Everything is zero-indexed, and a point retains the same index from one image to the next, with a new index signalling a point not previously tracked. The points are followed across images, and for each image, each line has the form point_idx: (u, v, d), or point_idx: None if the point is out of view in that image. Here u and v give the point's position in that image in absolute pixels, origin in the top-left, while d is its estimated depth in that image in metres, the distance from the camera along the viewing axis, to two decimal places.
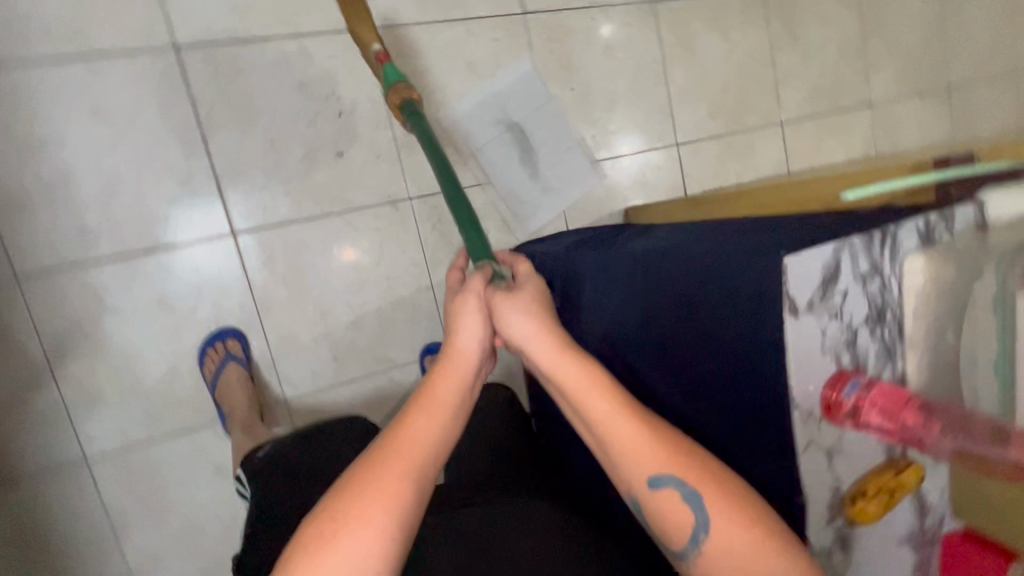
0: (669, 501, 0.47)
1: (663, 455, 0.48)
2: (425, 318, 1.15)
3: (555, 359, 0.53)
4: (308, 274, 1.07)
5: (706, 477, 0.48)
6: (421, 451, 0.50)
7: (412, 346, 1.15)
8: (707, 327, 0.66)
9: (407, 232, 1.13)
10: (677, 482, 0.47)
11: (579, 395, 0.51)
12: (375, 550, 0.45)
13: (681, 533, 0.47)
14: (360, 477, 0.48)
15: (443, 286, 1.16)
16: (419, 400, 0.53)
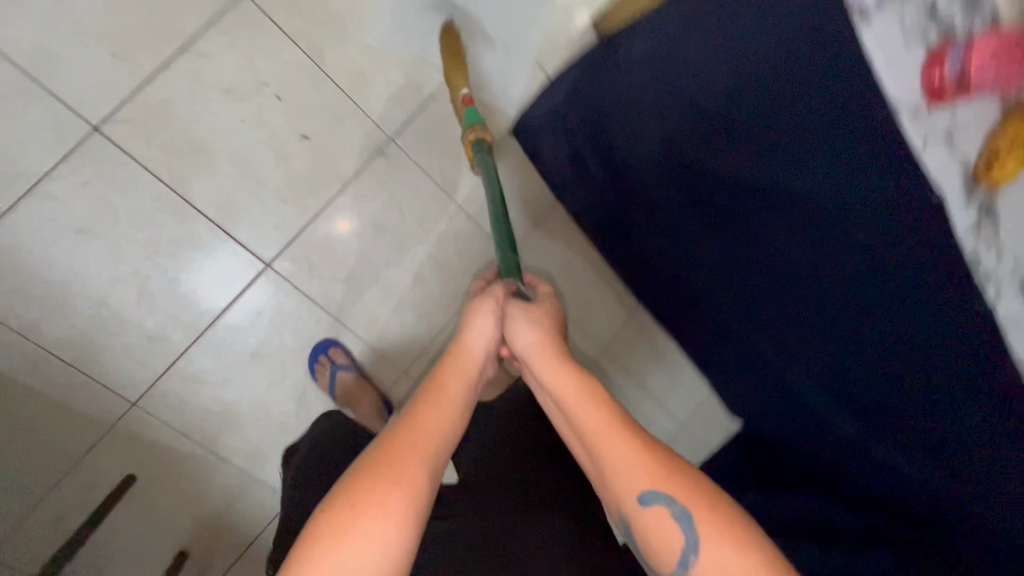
0: (657, 517, 0.52)
1: (651, 472, 0.54)
2: (471, 238, 1.15)
3: (553, 369, 0.66)
4: (352, 260, 1.08)
5: (685, 484, 0.53)
6: (429, 441, 0.58)
7: (475, 269, 1.17)
8: (747, 106, 0.84)
9: (409, 172, 1.09)
10: (667, 500, 0.52)
11: (578, 405, 0.61)
12: (388, 529, 0.50)
13: (667, 548, 0.51)
14: (380, 456, 0.55)
15: (469, 202, 1.14)
16: (430, 393, 0.63)
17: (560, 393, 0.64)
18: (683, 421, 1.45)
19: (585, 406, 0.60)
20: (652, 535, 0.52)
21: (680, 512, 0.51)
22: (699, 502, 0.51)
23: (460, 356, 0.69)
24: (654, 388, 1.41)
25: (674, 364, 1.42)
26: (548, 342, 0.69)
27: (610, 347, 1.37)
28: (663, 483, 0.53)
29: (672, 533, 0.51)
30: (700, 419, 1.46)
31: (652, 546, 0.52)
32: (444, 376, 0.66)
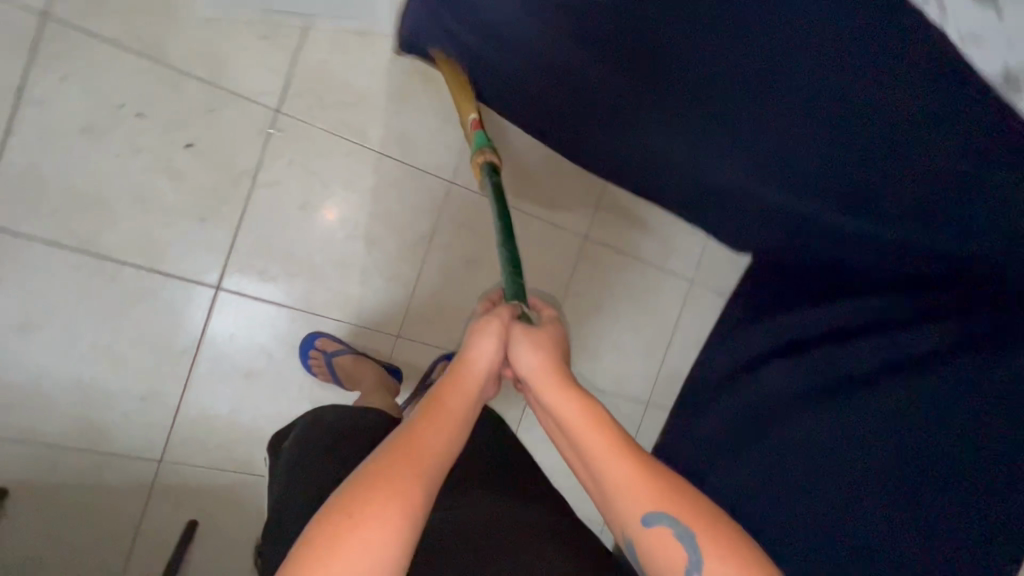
0: (661, 537, 0.59)
1: (656, 496, 0.60)
2: (406, 180, 1.08)
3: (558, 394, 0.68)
4: (298, 249, 1.03)
5: (683, 504, 0.60)
6: (431, 463, 0.59)
7: (425, 209, 1.10)
8: None
9: (313, 140, 1.01)
10: (670, 522, 0.59)
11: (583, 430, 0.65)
12: (388, 547, 0.53)
13: (671, 564, 0.58)
14: (378, 472, 0.57)
15: (388, 142, 1.06)
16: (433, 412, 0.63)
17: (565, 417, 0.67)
18: (690, 275, 1.42)
19: (591, 434, 0.64)
20: (656, 552, 0.59)
21: (684, 533, 0.58)
22: (700, 526, 0.59)
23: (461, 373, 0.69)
24: (650, 255, 1.37)
25: (659, 224, 1.37)
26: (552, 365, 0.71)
27: (592, 233, 1.31)
28: (668, 508, 0.59)
29: (676, 553, 0.58)
30: (705, 266, 1.43)
31: (654, 562, 0.60)
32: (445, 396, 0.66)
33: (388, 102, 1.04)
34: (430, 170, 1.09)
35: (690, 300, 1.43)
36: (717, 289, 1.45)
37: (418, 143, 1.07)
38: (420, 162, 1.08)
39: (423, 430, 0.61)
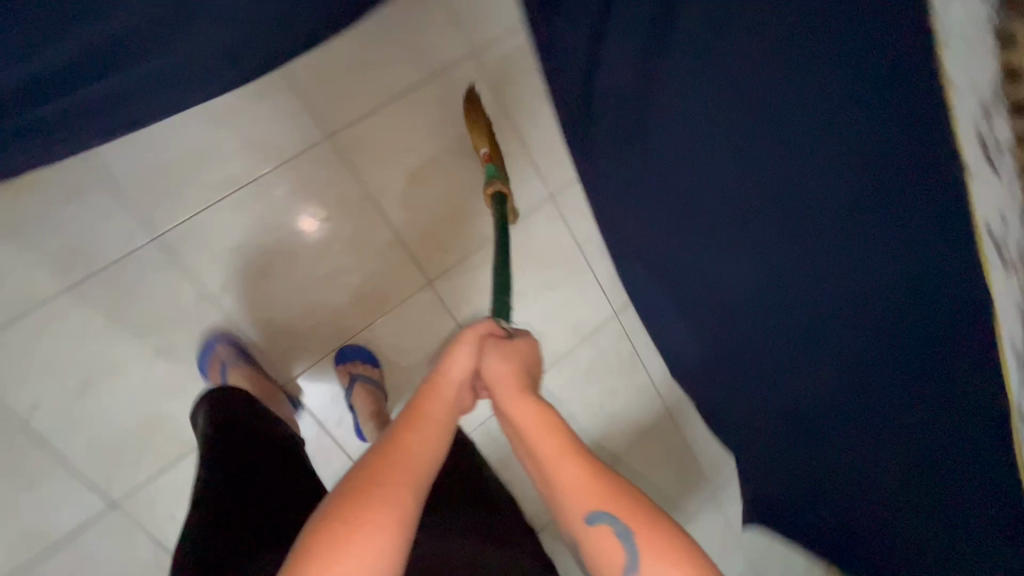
0: (602, 535, 0.57)
1: (602, 494, 0.58)
2: (126, 278, 0.93)
3: (520, 399, 0.66)
4: (122, 419, 0.94)
5: (619, 497, 0.58)
6: (421, 475, 0.57)
7: (173, 280, 0.95)
8: None
9: (15, 340, 0.89)
10: (611, 517, 0.57)
11: (538, 433, 0.62)
12: (378, 560, 0.50)
13: (611, 561, 0.56)
14: (366, 482, 0.54)
15: (70, 269, 0.90)
16: (421, 421, 0.61)
17: (525, 421, 0.64)
18: (465, 51, 1.11)
19: (549, 438, 0.62)
20: (599, 551, 0.57)
21: (626, 531, 0.56)
22: (644, 525, 0.56)
23: (439, 384, 0.66)
24: (409, 79, 1.08)
25: (381, 43, 1.05)
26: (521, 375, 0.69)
27: (336, 129, 1.03)
28: (610, 505, 0.57)
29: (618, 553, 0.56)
30: (473, 28, 1.11)
31: (597, 562, 0.58)
32: (426, 404, 0.63)
33: (20, 244, 0.89)
34: (133, 248, 0.93)
35: (491, 73, 1.14)
36: (504, 34, 1.14)
37: (87, 242, 0.91)
38: (112, 255, 0.92)
39: (409, 436, 0.59)
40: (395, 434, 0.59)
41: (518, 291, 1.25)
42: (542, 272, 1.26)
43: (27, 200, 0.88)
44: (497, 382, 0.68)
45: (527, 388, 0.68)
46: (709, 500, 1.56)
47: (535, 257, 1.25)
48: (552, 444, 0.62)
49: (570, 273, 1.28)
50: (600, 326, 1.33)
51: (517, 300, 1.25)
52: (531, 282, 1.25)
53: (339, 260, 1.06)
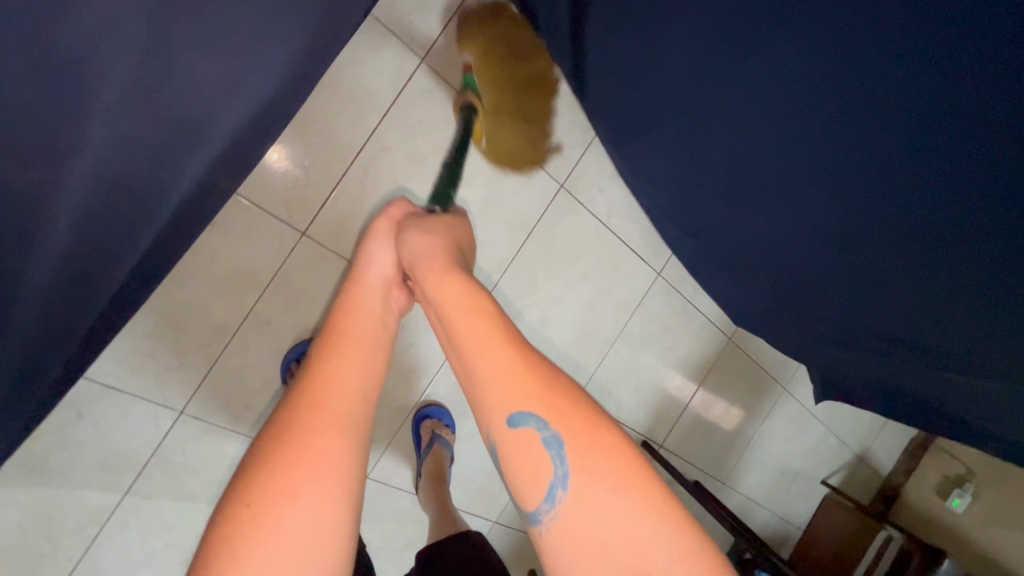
0: (525, 443, 0.48)
1: (529, 391, 0.49)
2: (177, 463, 0.87)
3: (443, 278, 0.59)
4: None
5: (550, 396, 0.49)
6: (352, 408, 0.50)
7: (222, 444, 0.90)
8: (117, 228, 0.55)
9: (103, 558, 0.86)
10: (538, 422, 0.48)
11: (460, 318, 0.54)
12: (306, 523, 0.43)
13: (536, 475, 0.47)
14: (279, 429, 0.47)
15: (116, 486, 0.84)
16: (338, 344, 0.54)
17: (443, 304, 0.57)
18: (416, 57, 0.88)
19: (478, 317, 0.54)
20: (521, 461, 0.48)
21: (553, 438, 0.47)
22: (572, 426, 0.47)
23: (361, 300, 0.61)
24: (365, 125, 0.87)
25: (319, 93, 0.83)
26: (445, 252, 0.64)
27: (309, 223, 0.87)
28: (537, 403, 0.48)
29: (542, 461, 0.47)
30: (408, 29, 0.86)
31: (519, 474, 0.48)
32: (348, 324, 0.57)
33: (48, 483, 0.80)
34: (165, 439, 0.86)
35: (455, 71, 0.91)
36: (453, 16, 0.89)
37: (116, 448, 0.83)
38: (147, 449, 0.85)
39: (322, 365, 0.52)
40: (313, 367, 0.51)
41: (559, 294, 1.14)
42: (577, 263, 1.13)
43: (28, 440, 0.77)
44: (420, 266, 0.63)
45: (452, 265, 0.62)
46: (781, 392, 1.60)
47: (566, 252, 1.12)
48: (475, 328, 0.54)
49: (603, 256, 1.16)
50: (648, 289, 1.24)
51: (560, 303, 1.14)
52: (567, 279, 1.14)
53: None
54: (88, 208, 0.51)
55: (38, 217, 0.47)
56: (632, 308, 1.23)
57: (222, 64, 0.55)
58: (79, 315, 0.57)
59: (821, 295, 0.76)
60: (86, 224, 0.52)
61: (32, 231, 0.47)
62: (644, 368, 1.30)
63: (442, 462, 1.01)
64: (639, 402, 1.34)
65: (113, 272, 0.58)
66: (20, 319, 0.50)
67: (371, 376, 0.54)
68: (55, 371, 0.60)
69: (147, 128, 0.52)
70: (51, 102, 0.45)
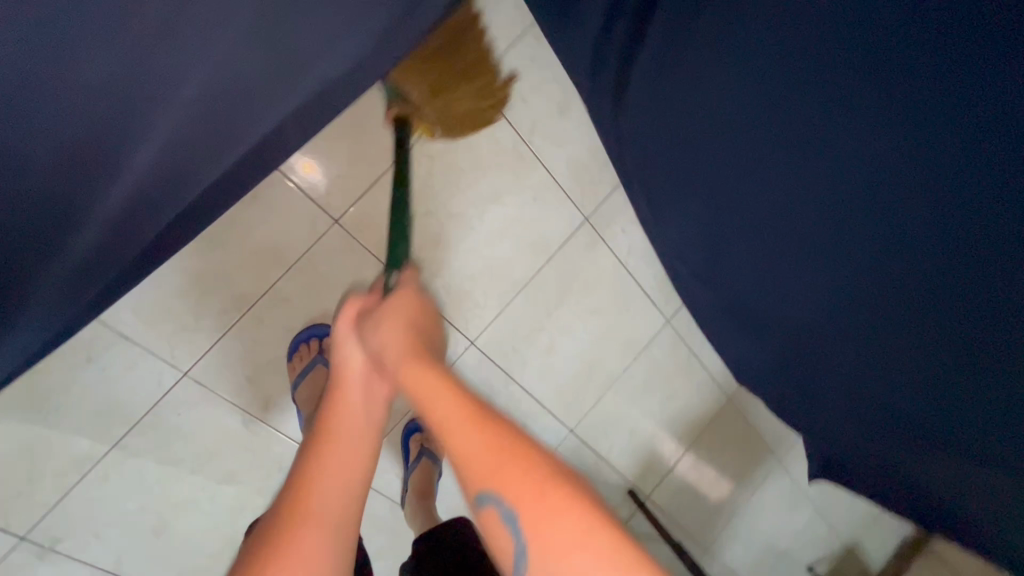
0: (489, 519, 0.44)
1: (489, 459, 0.46)
2: (170, 424, 0.88)
3: (411, 363, 0.58)
4: (208, 545, 0.95)
5: (512, 460, 0.45)
6: (338, 513, 0.50)
7: (217, 413, 0.90)
8: (182, 156, 0.56)
9: (78, 508, 0.85)
10: (496, 496, 0.44)
11: (426, 401, 0.53)
12: None
13: (506, 551, 0.44)
14: (262, 552, 0.47)
15: (108, 437, 0.85)
16: (317, 449, 0.55)
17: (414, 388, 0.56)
18: None
19: (442, 393, 0.53)
20: (488, 537, 0.45)
21: (512, 509, 0.43)
22: (532, 493, 0.43)
23: (344, 400, 0.61)
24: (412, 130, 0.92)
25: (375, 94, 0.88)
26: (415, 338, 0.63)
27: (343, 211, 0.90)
28: (498, 473, 0.45)
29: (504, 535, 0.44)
30: None
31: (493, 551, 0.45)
32: (332, 425, 0.58)
33: (43, 419, 0.81)
34: (165, 397, 0.86)
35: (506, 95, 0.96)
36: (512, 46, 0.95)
37: (116, 399, 0.84)
38: (145, 405, 0.85)
39: (302, 474, 0.52)
40: (292, 481, 0.52)
41: (568, 324, 1.15)
42: (589, 297, 1.15)
43: (35, 375, 0.79)
44: (390, 353, 0.62)
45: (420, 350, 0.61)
46: (776, 463, 1.57)
47: (582, 285, 1.14)
48: (437, 405, 0.51)
49: (617, 295, 1.18)
50: (656, 334, 1.25)
51: (568, 334, 1.16)
52: (578, 311, 1.15)
53: None
54: (159, 149, 0.55)
55: (91, 186, 0.53)
56: (637, 350, 1.24)
57: (327, 24, 0.58)
58: (107, 255, 0.57)
59: (815, 400, 0.74)
60: (142, 198, 0.56)
61: (84, 196, 0.53)
62: (641, 413, 1.30)
63: (430, 474, 1.01)
64: (632, 448, 1.32)
65: (156, 219, 0.58)
66: (64, 216, 0.53)
67: (354, 474, 0.53)
68: (73, 301, 0.58)
69: (204, 135, 0.56)
70: (132, 86, 0.52)
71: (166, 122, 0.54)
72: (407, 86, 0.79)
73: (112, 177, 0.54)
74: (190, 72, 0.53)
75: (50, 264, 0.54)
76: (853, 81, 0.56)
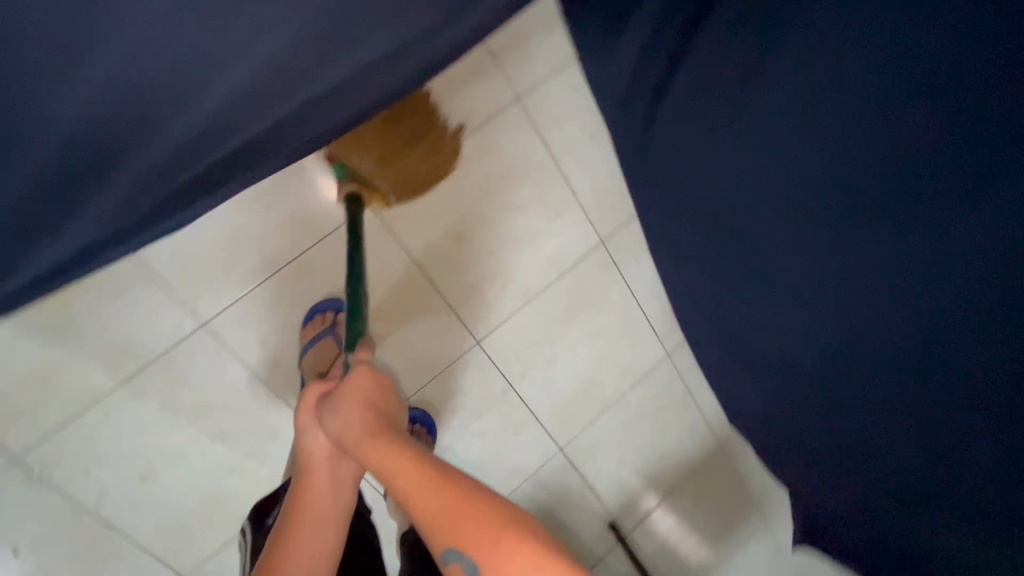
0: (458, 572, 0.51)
1: (449, 526, 0.53)
2: (178, 370, 0.90)
3: (369, 445, 0.63)
4: (188, 502, 0.95)
5: (471, 519, 0.52)
6: None
7: (225, 368, 0.93)
8: (236, 104, 0.57)
9: (75, 438, 0.87)
10: (459, 557, 0.51)
11: (390, 478, 0.59)
12: None
13: None
14: None
15: (118, 371, 0.87)
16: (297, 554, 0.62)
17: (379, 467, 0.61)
18: (514, 94, 1.02)
19: (402, 468, 0.58)
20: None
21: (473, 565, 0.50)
22: (494, 548, 0.50)
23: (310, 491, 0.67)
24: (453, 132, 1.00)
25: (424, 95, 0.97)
26: (366, 414, 0.66)
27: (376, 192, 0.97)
28: (460, 538, 0.52)
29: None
30: (514, 70, 1.01)
31: None
32: (307, 526, 0.64)
33: (63, 343, 0.84)
34: (179, 343, 0.90)
35: (543, 115, 1.05)
36: (554, 71, 1.04)
37: (134, 336, 0.87)
38: (159, 347, 0.89)
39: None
40: None
41: (570, 341, 1.18)
42: (595, 317, 1.19)
43: (67, 299, 0.83)
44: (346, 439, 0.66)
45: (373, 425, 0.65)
46: (761, 526, 1.49)
47: (589, 304, 1.18)
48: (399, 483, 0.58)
49: (621, 320, 1.22)
50: (654, 366, 1.28)
51: (570, 350, 1.19)
52: (582, 329, 1.19)
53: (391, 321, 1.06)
54: (219, 91, 0.56)
55: (149, 114, 0.55)
56: (634, 378, 1.26)
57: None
58: (143, 185, 0.57)
59: None
60: (191, 136, 0.57)
61: (140, 125, 0.55)
62: (630, 444, 1.30)
63: None
64: (618, 480, 1.31)
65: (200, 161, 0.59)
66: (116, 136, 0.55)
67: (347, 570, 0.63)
68: (97, 228, 0.58)
69: (265, 85, 0.58)
70: (136, 96, 0.54)
71: (168, 137, 0.56)
72: (357, 159, 0.86)
73: (137, 140, 0.55)
74: (200, 89, 0.56)
75: (76, 211, 0.56)
76: (877, 106, 0.59)
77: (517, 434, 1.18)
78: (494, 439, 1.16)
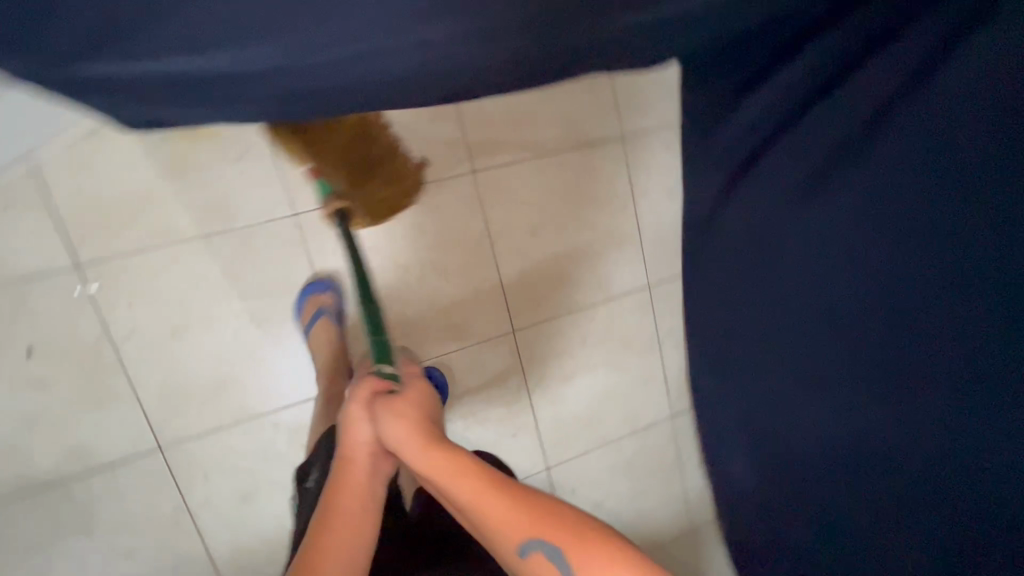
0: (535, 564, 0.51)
1: (527, 525, 0.52)
2: (253, 246, 0.96)
3: (431, 455, 0.57)
4: (201, 372, 0.96)
5: (552, 518, 0.52)
6: None
7: (293, 261, 0.98)
8: None
9: (138, 268, 0.91)
10: (540, 547, 0.51)
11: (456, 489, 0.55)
12: None
13: None
14: None
15: (204, 225, 0.93)
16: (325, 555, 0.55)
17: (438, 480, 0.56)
18: (619, 132, 1.17)
19: (472, 475, 0.55)
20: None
21: (556, 554, 0.50)
22: (578, 545, 0.50)
23: (343, 489, 0.61)
24: (558, 143, 1.14)
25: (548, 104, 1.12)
26: (423, 423, 0.60)
27: (479, 162, 1.10)
28: (541, 532, 0.51)
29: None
30: (626, 114, 1.17)
31: None
32: (336, 528, 0.58)
33: (172, 182, 0.91)
34: (266, 222, 0.96)
35: (635, 159, 1.19)
36: (658, 129, 1.20)
37: (233, 201, 0.94)
38: (249, 219, 0.95)
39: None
40: None
41: (591, 367, 1.23)
42: (620, 353, 1.25)
43: (197, 144, 0.91)
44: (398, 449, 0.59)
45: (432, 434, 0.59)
46: None
47: (619, 339, 1.24)
48: (466, 487, 0.55)
49: (641, 365, 1.27)
50: (656, 423, 1.31)
51: (588, 375, 1.23)
52: (605, 359, 1.24)
53: (445, 282, 1.12)
54: None
55: None
56: (634, 427, 1.29)
57: None
58: None
59: None
60: None
61: None
62: (611, 492, 1.29)
63: None
64: None
65: None
66: None
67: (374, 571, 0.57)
68: None
69: None
70: None
71: None
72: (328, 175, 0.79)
73: None
74: None
75: None
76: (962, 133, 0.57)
77: (513, 435, 1.19)
78: (491, 431, 1.17)
